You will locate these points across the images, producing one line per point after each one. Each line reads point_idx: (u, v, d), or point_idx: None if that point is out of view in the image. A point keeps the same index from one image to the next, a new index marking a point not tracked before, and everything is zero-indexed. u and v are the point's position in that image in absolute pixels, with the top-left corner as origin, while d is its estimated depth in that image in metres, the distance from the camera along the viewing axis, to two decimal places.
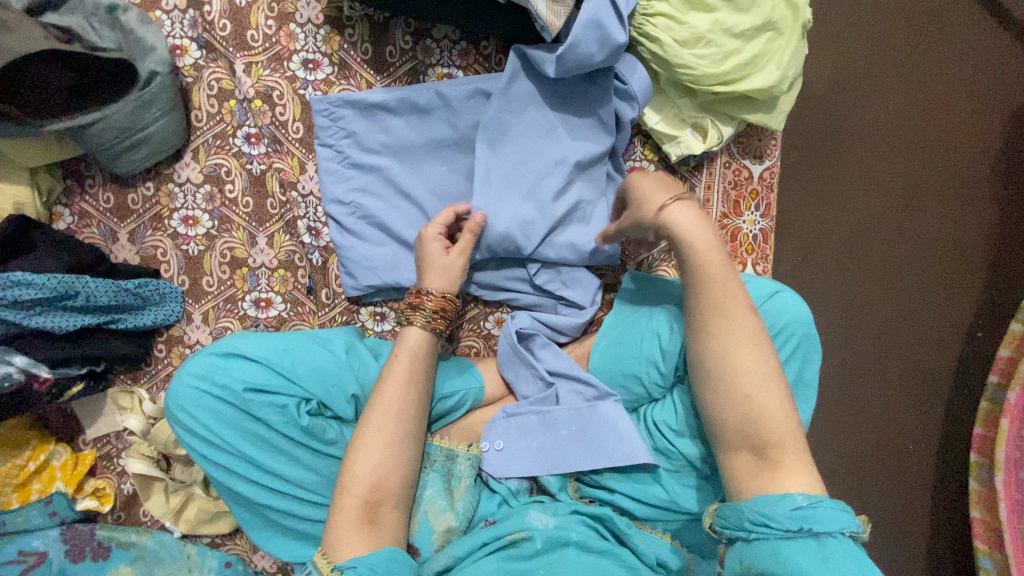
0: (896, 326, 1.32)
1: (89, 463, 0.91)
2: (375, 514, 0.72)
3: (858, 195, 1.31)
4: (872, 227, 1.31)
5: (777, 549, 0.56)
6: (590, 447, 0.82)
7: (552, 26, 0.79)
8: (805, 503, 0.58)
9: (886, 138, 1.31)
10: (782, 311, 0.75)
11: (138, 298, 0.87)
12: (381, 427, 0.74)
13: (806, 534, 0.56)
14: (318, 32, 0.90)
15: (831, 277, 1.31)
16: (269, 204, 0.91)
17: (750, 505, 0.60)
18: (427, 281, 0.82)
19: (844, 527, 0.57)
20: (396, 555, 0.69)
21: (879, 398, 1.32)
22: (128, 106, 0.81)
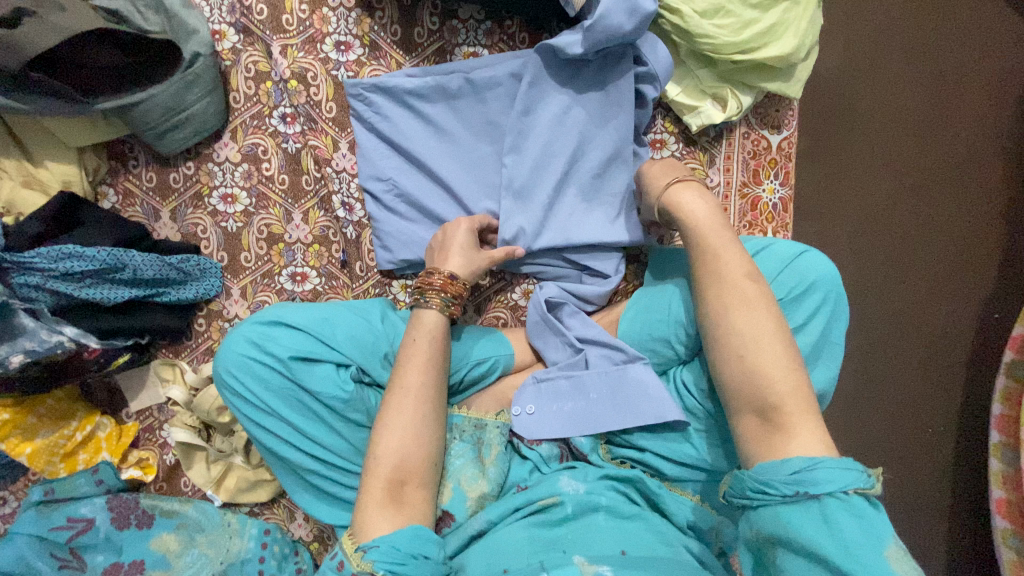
0: (914, 305, 1.33)
1: (133, 434, 0.94)
2: (400, 494, 0.72)
3: (871, 176, 1.33)
4: (886, 209, 1.33)
5: (781, 515, 0.57)
6: (621, 409, 0.83)
7: (576, 1, 0.83)
8: (804, 466, 0.56)
9: (897, 121, 1.33)
10: (810, 268, 0.77)
11: (181, 272, 0.91)
12: (404, 405, 0.75)
13: (808, 499, 0.56)
14: (350, 15, 0.94)
15: (847, 253, 1.32)
16: (304, 181, 0.95)
17: (750, 473, 0.60)
18: (449, 263, 0.84)
19: (849, 485, 0.55)
20: (419, 533, 0.69)
21: (900, 374, 1.33)
22: (174, 86, 0.85)
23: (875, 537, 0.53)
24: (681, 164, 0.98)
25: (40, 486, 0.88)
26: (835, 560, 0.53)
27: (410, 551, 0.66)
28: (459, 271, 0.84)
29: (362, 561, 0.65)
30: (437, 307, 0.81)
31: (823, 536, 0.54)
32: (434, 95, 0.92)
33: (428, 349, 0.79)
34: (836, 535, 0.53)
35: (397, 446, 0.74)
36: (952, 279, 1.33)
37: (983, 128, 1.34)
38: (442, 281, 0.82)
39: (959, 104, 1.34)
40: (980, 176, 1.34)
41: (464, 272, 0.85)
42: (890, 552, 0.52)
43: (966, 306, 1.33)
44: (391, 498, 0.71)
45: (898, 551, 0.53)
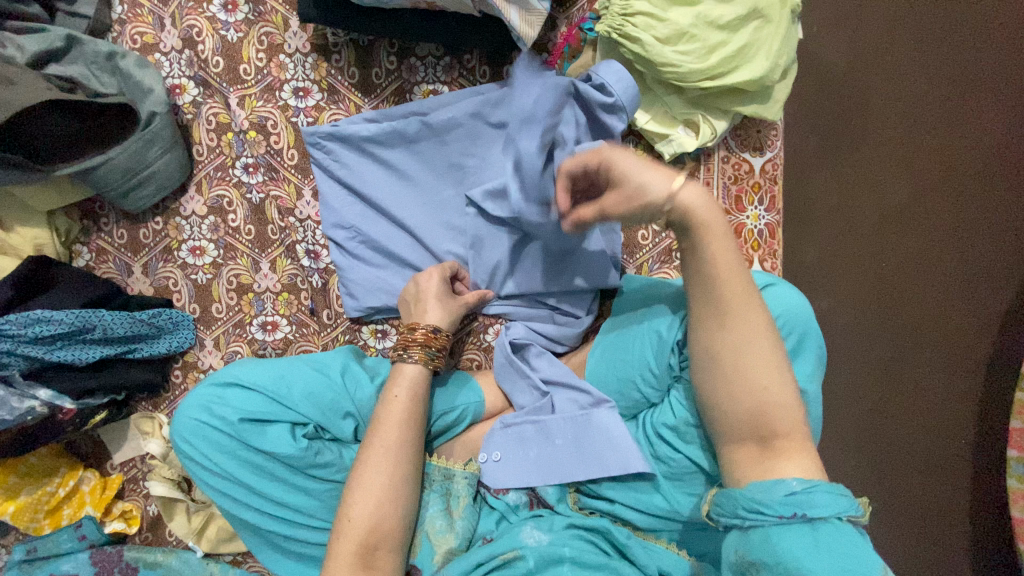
0: (933, 318, 1.14)
1: (116, 487, 0.96)
2: (372, 559, 0.72)
3: (883, 176, 1.18)
4: (900, 210, 1.16)
5: (771, 535, 0.56)
6: (585, 457, 0.81)
7: (527, 36, 0.81)
8: (799, 488, 0.57)
9: (909, 111, 1.17)
10: (778, 302, 0.73)
11: (153, 327, 0.91)
12: (379, 467, 0.74)
13: (800, 521, 0.55)
14: (306, 61, 0.92)
15: (864, 267, 1.20)
16: (269, 231, 0.94)
17: (742, 492, 0.59)
18: (428, 316, 0.84)
19: (840, 511, 0.55)
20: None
21: (933, 407, 1.15)
22: (132, 147, 0.86)
23: (863, 565, 0.52)
24: None
25: (23, 545, 0.91)
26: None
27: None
28: (441, 323, 0.84)
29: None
30: (416, 358, 0.81)
31: (812, 556, 0.53)
32: (391, 139, 0.90)
33: (406, 408, 0.78)
34: (828, 560, 0.53)
35: (359, 500, 0.73)
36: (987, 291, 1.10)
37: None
38: (425, 336, 0.82)
39: (993, 80, 1.11)
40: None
41: (444, 324, 0.84)
42: None
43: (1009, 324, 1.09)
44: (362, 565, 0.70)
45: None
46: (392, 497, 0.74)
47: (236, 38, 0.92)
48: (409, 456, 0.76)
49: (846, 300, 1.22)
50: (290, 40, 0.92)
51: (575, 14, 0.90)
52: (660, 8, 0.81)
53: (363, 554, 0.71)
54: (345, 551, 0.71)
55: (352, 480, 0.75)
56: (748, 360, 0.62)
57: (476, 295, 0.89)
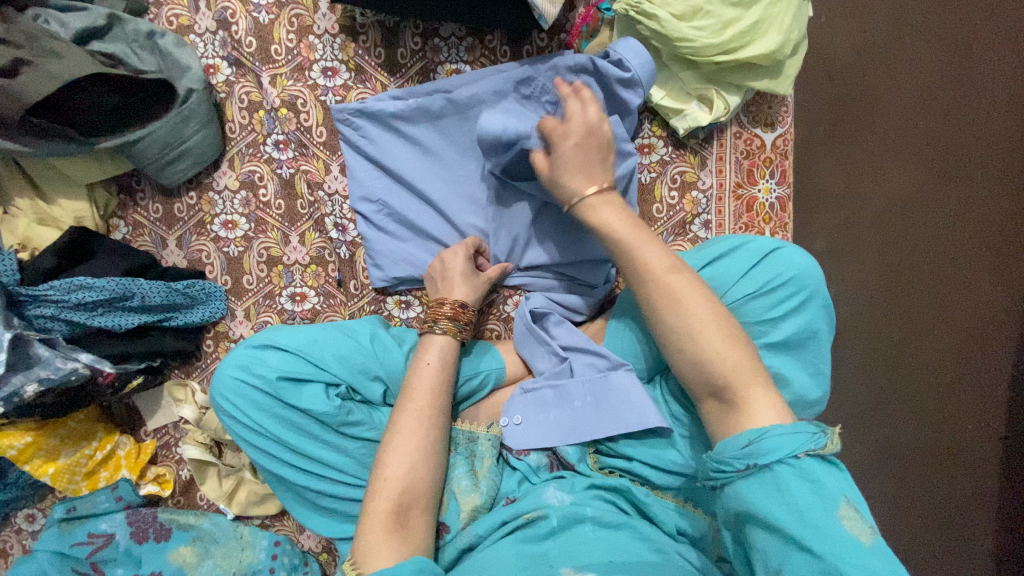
0: (995, 304, 1.02)
1: (150, 452, 1.00)
2: (405, 519, 0.73)
3: (901, 156, 1.12)
4: (911, 192, 1.10)
5: (739, 491, 0.59)
6: (604, 416, 0.85)
7: (548, 14, 0.84)
8: (753, 439, 0.59)
9: (933, 80, 1.10)
10: (787, 263, 0.76)
11: (187, 297, 0.95)
12: (410, 430, 0.77)
13: (759, 470, 0.58)
14: (334, 41, 0.96)
15: (880, 248, 1.13)
16: (298, 205, 0.98)
17: (709, 454, 0.62)
18: (455, 292, 0.88)
19: (799, 450, 0.57)
20: (424, 565, 0.68)
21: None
22: (170, 122, 0.90)
23: (827, 499, 0.55)
24: (671, 167, 0.96)
25: (63, 504, 0.96)
26: (791, 527, 0.55)
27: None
28: (467, 299, 0.88)
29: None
30: (444, 330, 0.84)
31: (777, 504, 0.56)
32: (417, 116, 0.94)
33: (435, 372, 0.81)
34: (794, 503, 0.55)
35: (395, 461, 0.75)
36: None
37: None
38: (453, 310, 0.86)
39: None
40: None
41: (469, 298, 0.88)
42: (842, 513, 0.55)
43: None
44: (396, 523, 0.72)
45: (849, 509, 0.55)
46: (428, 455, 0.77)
47: (267, 20, 0.96)
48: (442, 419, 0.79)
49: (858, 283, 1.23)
50: (319, 22, 0.96)
51: None
52: None
53: (397, 513, 0.72)
54: (381, 510, 0.72)
55: (386, 442, 0.77)
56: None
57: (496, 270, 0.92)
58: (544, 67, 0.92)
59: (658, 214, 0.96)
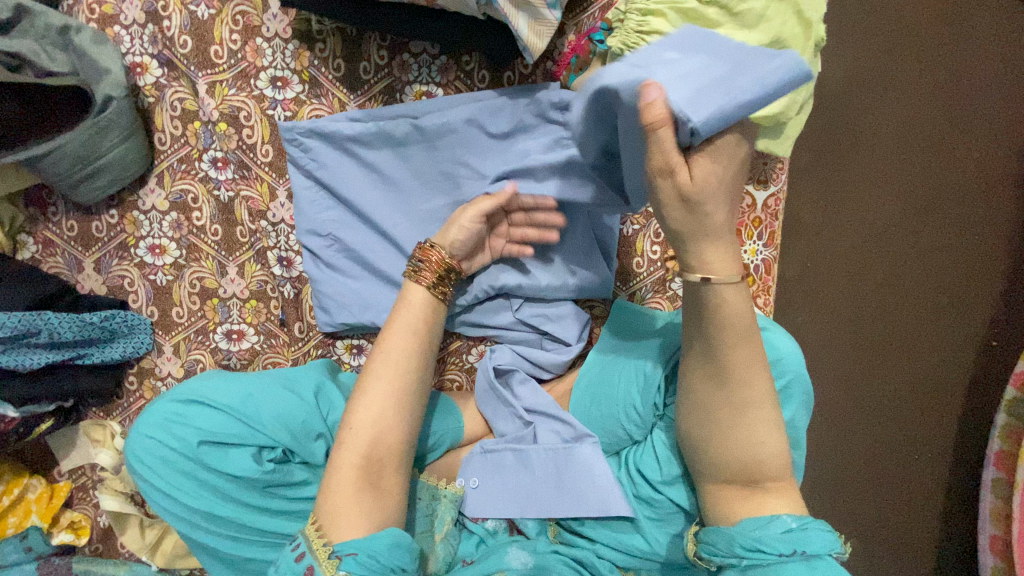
0: (888, 348, 1.18)
1: (64, 496, 0.90)
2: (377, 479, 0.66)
3: (858, 207, 1.17)
4: (856, 243, 1.18)
5: (770, 573, 0.58)
6: (565, 490, 0.79)
7: (534, 47, 0.74)
8: (796, 525, 0.60)
9: (887, 137, 1.16)
10: (776, 348, 0.71)
11: (106, 331, 0.84)
12: (382, 372, 0.70)
13: (799, 559, 0.58)
14: (286, 47, 0.83)
15: (828, 292, 1.18)
16: (238, 232, 0.87)
17: (739, 531, 0.61)
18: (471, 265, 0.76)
19: (832, 548, 0.59)
20: (399, 540, 0.63)
21: (905, 422, 1.19)
22: (83, 135, 0.77)
23: None
24: (656, 220, 0.90)
25: None
26: None
27: (390, 563, 0.62)
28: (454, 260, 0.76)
29: (337, 572, 0.60)
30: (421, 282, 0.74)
31: None
32: (377, 141, 0.83)
33: (425, 315, 0.74)
34: None
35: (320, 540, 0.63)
36: (953, 306, 1.18)
37: (1000, 143, 1.15)
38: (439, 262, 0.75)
39: (969, 116, 1.16)
40: (993, 194, 1.16)
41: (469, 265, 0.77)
42: None
43: (940, 344, 1.18)
44: (368, 484, 0.65)
45: None
46: (396, 407, 0.69)
47: (207, 15, 0.82)
48: (408, 364, 0.71)
49: (822, 327, 1.19)
50: (268, 23, 0.83)
51: (584, 21, 0.83)
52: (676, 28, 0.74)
53: (368, 471, 0.66)
54: (348, 464, 0.65)
55: (354, 392, 0.70)
56: (757, 418, 0.61)
57: (476, 217, 0.76)
58: (525, 99, 0.82)
59: (638, 268, 0.91)
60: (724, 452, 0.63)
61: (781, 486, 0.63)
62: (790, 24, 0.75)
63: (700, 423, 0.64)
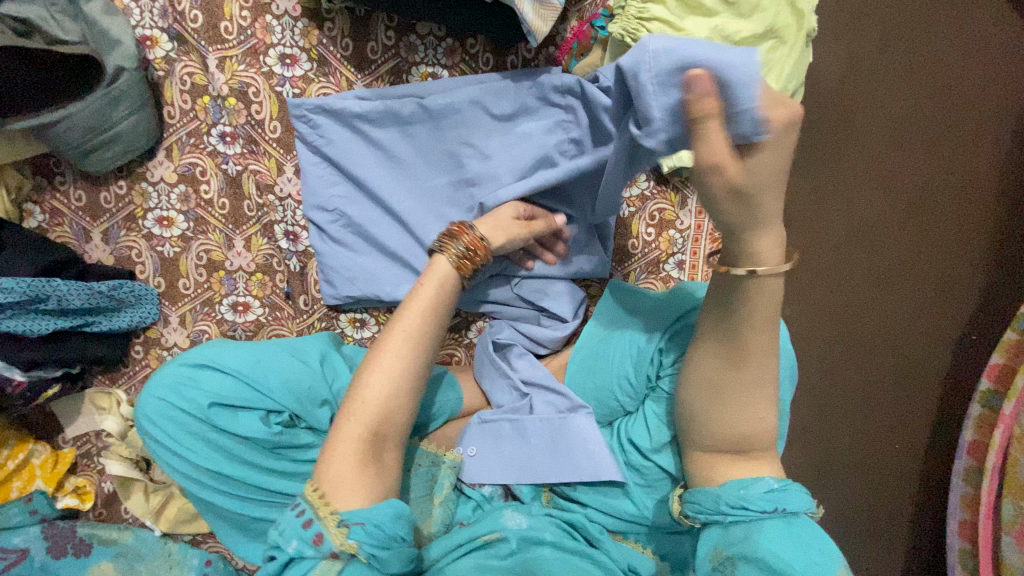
0: (870, 333, 1.23)
1: (68, 462, 0.92)
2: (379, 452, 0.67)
3: (848, 200, 1.23)
4: (846, 235, 1.24)
5: (752, 529, 0.63)
6: (560, 458, 0.82)
7: (538, 31, 0.76)
8: (777, 485, 0.65)
9: (881, 133, 1.21)
10: None
11: (113, 300, 0.86)
12: (398, 352, 0.69)
13: (777, 516, 0.64)
14: (296, 25, 0.85)
15: (818, 279, 1.25)
16: (245, 206, 0.89)
17: (724, 490, 0.66)
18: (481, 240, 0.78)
19: (805, 507, 0.65)
20: (401, 511, 0.65)
21: (880, 404, 1.24)
22: (94, 104, 0.78)
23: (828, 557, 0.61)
24: (650, 204, 0.94)
25: None
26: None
27: (394, 533, 0.63)
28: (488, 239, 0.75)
29: (346, 540, 0.61)
30: (450, 255, 0.73)
31: (791, 551, 0.61)
32: (384, 119, 0.85)
33: (444, 295, 0.72)
34: (803, 552, 0.61)
35: (329, 496, 0.65)
36: (941, 294, 1.19)
37: (996, 138, 1.15)
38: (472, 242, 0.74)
39: (963, 111, 1.17)
40: (984, 188, 1.16)
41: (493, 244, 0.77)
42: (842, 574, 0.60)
43: (927, 331, 1.20)
44: (371, 457, 0.66)
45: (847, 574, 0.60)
46: (411, 384, 0.69)
47: None
48: (427, 345, 0.70)
49: (806, 309, 1.27)
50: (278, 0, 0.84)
51: (587, 8, 0.85)
52: (676, 16, 0.79)
53: (372, 445, 0.66)
54: (354, 436, 0.65)
55: (364, 365, 0.69)
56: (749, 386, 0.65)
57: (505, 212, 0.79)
58: (528, 83, 0.84)
59: (634, 249, 0.95)
60: (711, 417, 0.67)
61: (763, 449, 0.68)
62: (783, 16, 0.79)
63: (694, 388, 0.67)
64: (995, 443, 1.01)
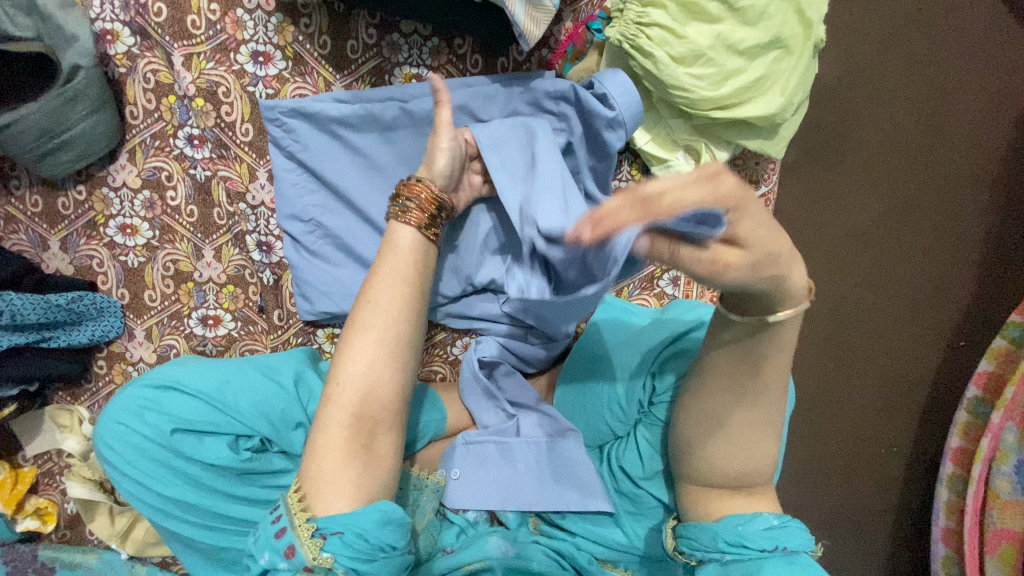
0: (861, 342, 1.20)
1: (30, 481, 0.87)
2: (366, 440, 0.62)
3: (842, 203, 1.19)
4: (839, 238, 1.20)
5: (752, 568, 0.60)
6: (547, 486, 0.79)
7: (530, 34, 0.71)
8: (777, 523, 0.62)
9: (879, 135, 1.16)
10: None
11: (72, 313, 0.80)
12: (368, 324, 0.64)
13: (778, 555, 0.61)
14: (269, 21, 0.79)
15: (811, 285, 1.22)
16: (215, 214, 0.83)
17: (723, 526, 0.62)
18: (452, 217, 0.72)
19: (806, 547, 0.62)
20: (388, 517, 0.60)
21: (875, 419, 1.21)
22: (49, 104, 0.72)
23: None
24: None
25: None
26: None
27: (379, 541, 0.59)
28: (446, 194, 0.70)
29: (320, 554, 0.57)
30: (409, 214, 0.67)
31: None
32: (363, 124, 0.80)
33: (412, 256, 0.66)
34: None
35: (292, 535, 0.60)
36: (932, 301, 1.16)
37: (992, 142, 1.12)
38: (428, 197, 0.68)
39: (960, 113, 1.12)
40: (974, 198, 1.13)
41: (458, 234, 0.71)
42: None
43: (918, 340, 1.17)
44: (360, 445, 0.61)
45: None
46: (389, 356, 0.63)
47: None
48: (399, 316, 0.64)
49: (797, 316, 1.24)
50: None
51: (582, 10, 0.81)
52: (677, 22, 0.73)
53: None
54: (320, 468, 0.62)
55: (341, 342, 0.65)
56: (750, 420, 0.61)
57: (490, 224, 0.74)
58: (518, 88, 0.80)
59: None
60: (706, 452, 0.64)
61: (760, 484, 0.65)
62: (791, 24, 0.75)
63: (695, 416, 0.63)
64: (982, 452, 0.98)
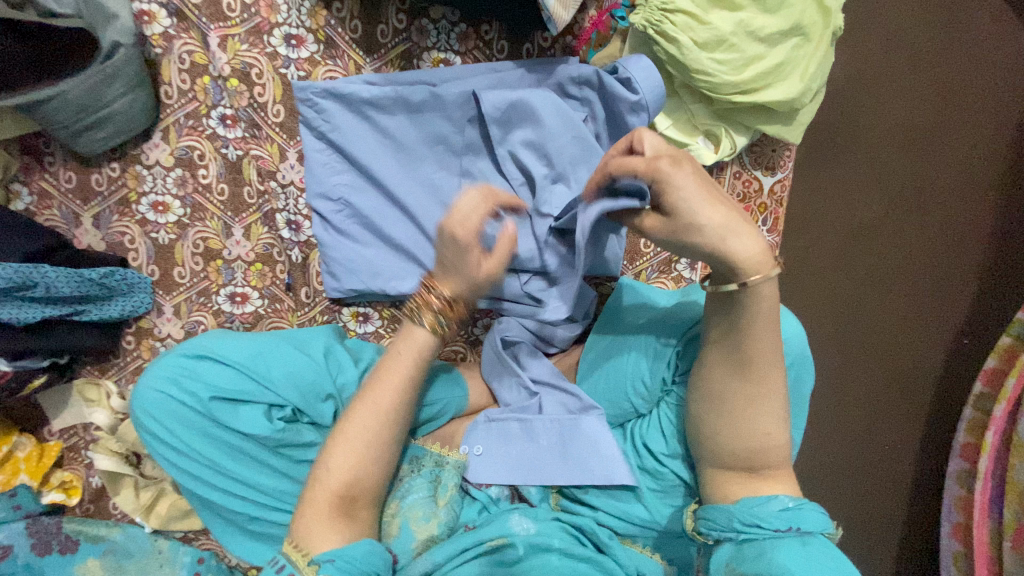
0: (866, 335, 1.22)
1: (55, 455, 0.88)
2: (350, 507, 0.68)
3: (848, 200, 1.21)
4: (844, 233, 1.22)
5: (766, 548, 0.61)
6: (570, 461, 0.80)
7: (559, 18, 0.73)
8: (793, 504, 0.64)
9: (885, 134, 1.19)
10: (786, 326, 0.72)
11: (104, 288, 0.82)
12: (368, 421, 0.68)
13: (793, 534, 0.62)
14: (303, 5, 0.81)
15: (817, 278, 1.24)
16: (245, 193, 0.86)
17: (738, 507, 0.64)
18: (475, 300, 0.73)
19: (823, 528, 0.63)
20: (374, 548, 0.66)
21: (882, 410, 1.23)
22: (88, 81, 0.73)
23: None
24: None
25: None
26: None
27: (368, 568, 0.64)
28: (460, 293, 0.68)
29: None
30: (425, 325, 0.69)
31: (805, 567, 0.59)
32: (393, 106, 0.81)
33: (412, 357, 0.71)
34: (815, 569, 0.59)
35: None
36: (936, 297, 1.18)
37: (992, 143, 1.15)
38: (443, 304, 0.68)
39: (962, 115, 1.16)
40: (976, 196, 1.16)
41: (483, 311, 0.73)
42: None
43: (922, 335, 1.19)
44: None
45: None
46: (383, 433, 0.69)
47: None
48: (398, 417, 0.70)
49: (805, 310, 1.25)
50: None
51: None
52: (700, 9, 0.76)
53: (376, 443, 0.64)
54: None
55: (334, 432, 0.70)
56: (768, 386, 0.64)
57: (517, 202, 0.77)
58: (543, 75, 0.83)
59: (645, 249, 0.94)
60: (732, 423, 0.65)
61: (780, 458, 0.67)
62: (810, 12, 0.78)
63: (719, 389, 0.65)
64: (988, 446, 1.01)
